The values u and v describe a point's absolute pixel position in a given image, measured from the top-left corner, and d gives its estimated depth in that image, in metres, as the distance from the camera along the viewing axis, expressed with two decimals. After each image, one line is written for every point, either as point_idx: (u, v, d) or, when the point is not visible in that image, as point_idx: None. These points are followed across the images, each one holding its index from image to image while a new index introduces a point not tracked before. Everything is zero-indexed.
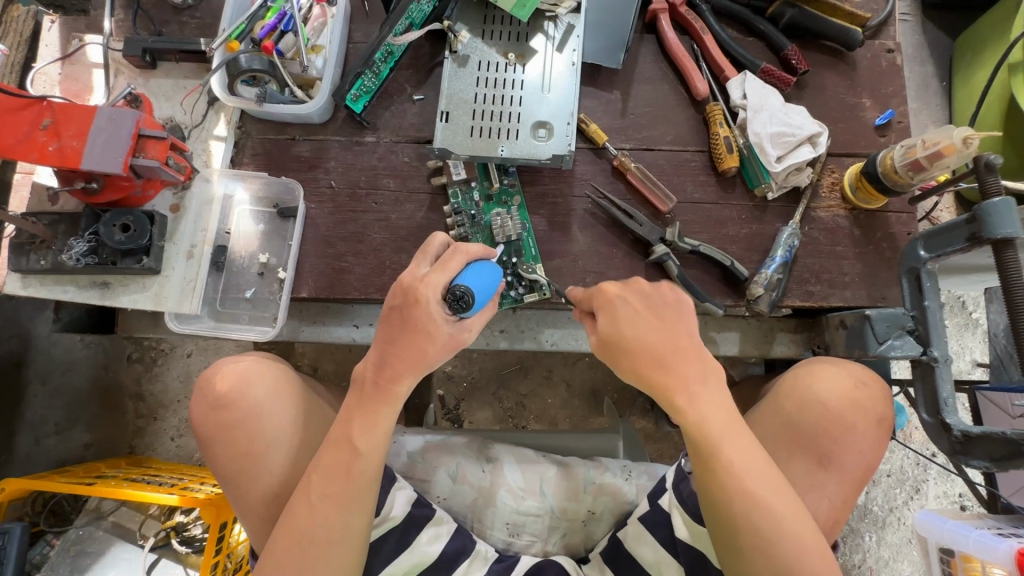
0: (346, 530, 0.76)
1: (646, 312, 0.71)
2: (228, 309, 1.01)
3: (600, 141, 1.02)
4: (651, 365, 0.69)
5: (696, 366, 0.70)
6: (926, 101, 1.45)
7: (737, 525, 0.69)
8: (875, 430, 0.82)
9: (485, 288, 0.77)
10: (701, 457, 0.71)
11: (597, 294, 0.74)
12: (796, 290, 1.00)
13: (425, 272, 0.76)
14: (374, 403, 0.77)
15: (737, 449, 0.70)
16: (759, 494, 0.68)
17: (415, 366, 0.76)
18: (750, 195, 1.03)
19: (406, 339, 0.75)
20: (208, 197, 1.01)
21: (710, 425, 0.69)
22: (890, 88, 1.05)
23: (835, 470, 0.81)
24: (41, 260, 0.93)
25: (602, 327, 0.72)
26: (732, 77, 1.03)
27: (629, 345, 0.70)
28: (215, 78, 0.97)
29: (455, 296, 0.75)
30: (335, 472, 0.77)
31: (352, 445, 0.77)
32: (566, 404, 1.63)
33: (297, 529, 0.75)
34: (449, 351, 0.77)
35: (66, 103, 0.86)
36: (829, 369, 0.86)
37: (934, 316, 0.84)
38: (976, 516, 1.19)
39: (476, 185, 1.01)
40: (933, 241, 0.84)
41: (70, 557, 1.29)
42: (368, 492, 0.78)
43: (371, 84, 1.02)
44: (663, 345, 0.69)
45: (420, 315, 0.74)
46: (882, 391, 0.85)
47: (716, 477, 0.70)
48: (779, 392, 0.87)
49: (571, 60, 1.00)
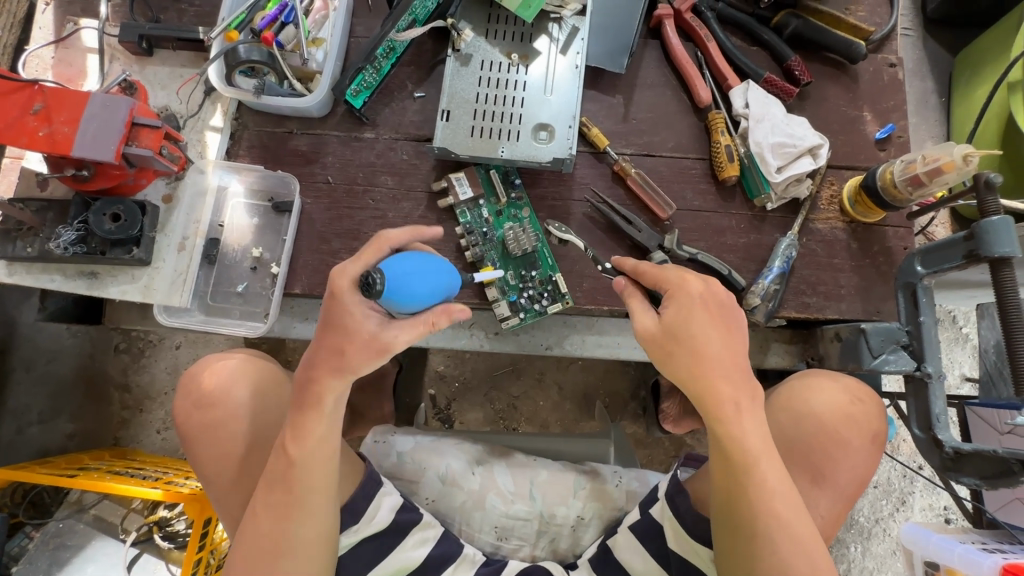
0: (295, 541, 0.74)
1: (713, 320, 0.73)
2: (219, 303, 0.98)
3: (601, 145, 1.01)
4: (705, 375, 0.72)
5: (744, 379, 0.74)
6: (926, 116, 1.46)
7: (755, 534, 0.71)
8: (869, 445, 0.83)
9: (397, 272, 0.72)
10: (733, 461, 0.73)
11: (675, 283, 0.76)
12: (792, 301, 0.99)
13: (348, 263, 0.74)
14: (304, 411, 0.75)
15: (770, 465, 0.72)
16: (780, 510, 0.71)
17: (337, 369, 0.72)
18: (749, 204, 1.02)
19: (327, 339, 0.72)
20: (201, 188, 0.99)
21: (748, 434, 0.72)
22: (890, 102, 1.06)
23: (829, 487, 0.81)
24: (28, 248, 0.91)
25: (668, 319, 0.74)
26: (735, 86, 1.03)
27: (687, 349, 0.73)
28: (214, 69, 0.95)
29: (365, 280, 0.70)
30: (275, 482, 0.75)
31: (286, 455, 0.75)
32: (557, 408, 1.63)
33: (250, 540, 0.75)
34: (375, 355, 0.72)
35: (59, 88, 0.84)
36: (825, 383, 0.85)
37: (929, 332, 0.84)
38: (961, 531, 1.20)
39: (484, 203, 1.00)
40: (930, 257, 0.83)
41: (49, 551, 1.26)
42: (312, 500, 0.75)
43: (371, 80, 1.00)
44: (722, 358, 0.72)
45: (338, 309, 0.71)
46: (877, 407, 0.85)
47: (740, 486, 0.72)
48: (774, 406, 0.86)
49: (575, 63, 1.00)
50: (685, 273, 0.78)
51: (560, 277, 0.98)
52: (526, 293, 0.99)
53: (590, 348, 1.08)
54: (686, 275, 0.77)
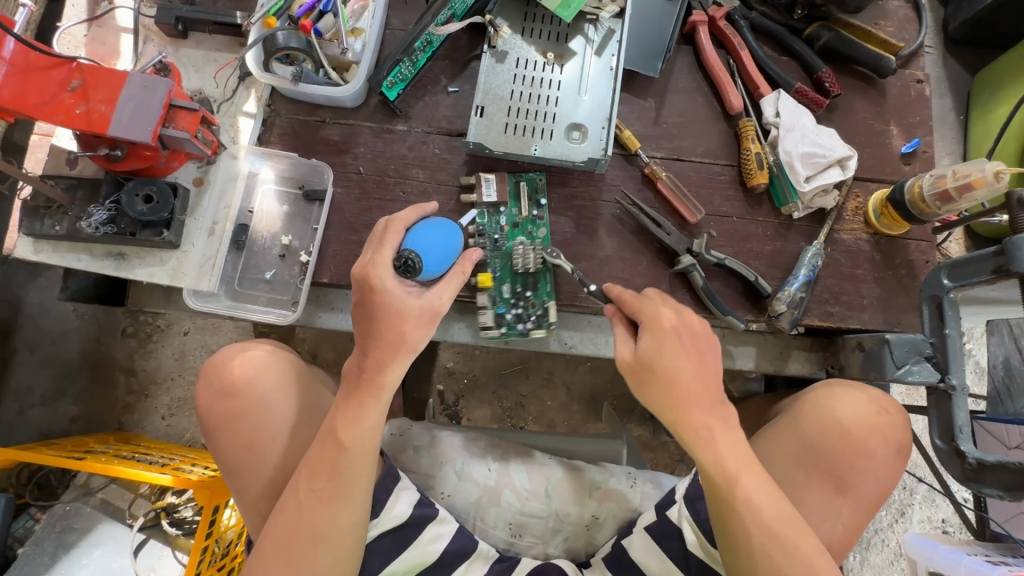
0: (336, 528, 0.74)
1: (685, 351, 0.75)
2: (245, 290, 0.98)
3: (633, 147, 1.02)
4: (679, 404, 0.74)
5: (716, 407, 0.75)
6: (943, 134, 1.48)
7: (753, 552, 0.72)
8: (893, 455, 0.84)
9: (430, 245, 0.82)
10: (716, 487, 0.74)
11: (649, 315, 0.79)
12: (815, 309, 1.01)
13: (371, 257, 0.79)
14: (360, 397, 0.77)
15: (753, 482, 0.73)
16: (775, 526, 0.72)
17: (396, 349, 0.76)
18: (776, 212, 1.03)
19: (378, 327, 0.76)
20: (232, 173, 0.99)
21: (726, 457, 0.73)
22: (917, 118, 1.07)
23: (852, 496, 0.82)
24: (55, 226, 0.90)
25: (642, 349, 0.76)
26: (766, 95, 1.04)
27: (659, 378, 0.75)
28: (251, 54, 0.95)
29: (402, 262, 0.79)
30: (321, 468, 0.75)
31: (337, 438, 0.75)
32: (565, 408, 1.63)
33: (288, 527, 0.74)
34: (427, 324, 0.78)
35: (96, 66, 0.84)
36: (850, 393, 0.87)
37: (954, 344, 0.86)
38: (966, 543, 1.22)
39: (507, 216, 0.99)
40: (957, 271, 0.85)
41: (55, 533, 1.24)
42: (356, 487, 0.75)
43: (407, 72, 1.01)
44: (694, 387, 0.74)
45: (381, 299, 0.76)
46: (901, 419, 0.86)
47: (732, 507, 0.73)
48: (800, 414, 0.87)
49: (609, 65, 1.00)
50: (657, 304, 0.80)
51: (555, 306, 0.99)
52: (513, 310, 0.99)
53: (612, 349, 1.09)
54: (660, 306, 0.79)
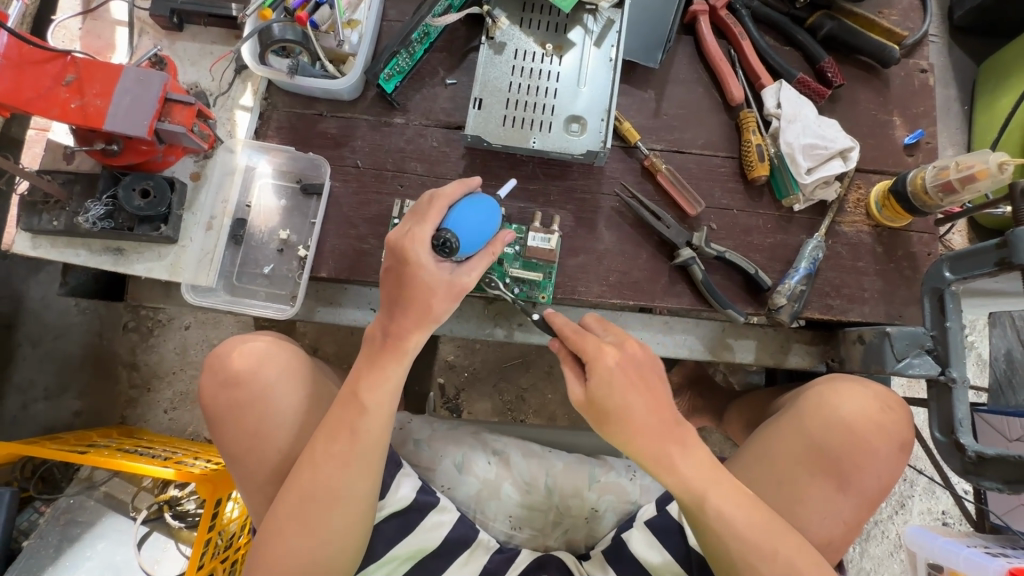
0: (352, 491, 0.75)
1: (631, 381, 0.74)
2: (244, 285, 0.98)
3: (632, 139, 1.01)
4: (638, 435, 0.74)
5: (674, 433, 0.75)
6: (947, 124, 1.46)
7: (736, 564, 0.74)
8: (896, 451, 0.84)
9: (473, 227, 0.76)
10: (687, 508, 0.75)
11: (591, 354, 0.76)
12: (816, 303, 1.00)
13: (409, 226, 0.75)
14: (383, 359, 0.76)
15: (722, 498, 0.74)
16: (751, 537, 0.73)
17: (423, 321, 0.74)
18: (777, 205, 1.03)
19: (406, 296, 0.74)
20: (229, 167, 0.98)
21: (690, 480, 0.74)
22: (920, 108, 1.06)
23: (854, 493, 0.82)
24: (54, 221, 0.90)
25: (592, 385, 0.75)
26: (768, 86, 1.03)
27: (612, 413, 0.74)
28: (246, 47, 0.94)
29: (439, 241, 0.74)
30: (340, 431, 0.75)
31: (358, 401, 0.75)
32: (565, 401, 1.63)
33: (305, 488, 0.74)
34: (455, 300, 0.75)
35: (91, 60, 0.83)
36: (854, 389, 0.87)
37: (955, 337, 0.85)
38: (965, 534, 1.22)
39: (507, 253, 0.97)
40: (959, 263, 0.84)
41: (59, 526, 1.25)
42: (374, 453, 0.76)
43: (405, 65, 1.00)
44: (649, 416, 0.74)
45: (415, 270, 0.73)
46: (906, 416, 0.86)
47: (707, 526, 0.74)
48: (804, 412, 0.86)
49: (608, 56, 0.99)
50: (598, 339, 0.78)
51: None
52: None
53: None
54: (601, 342, 0.77)
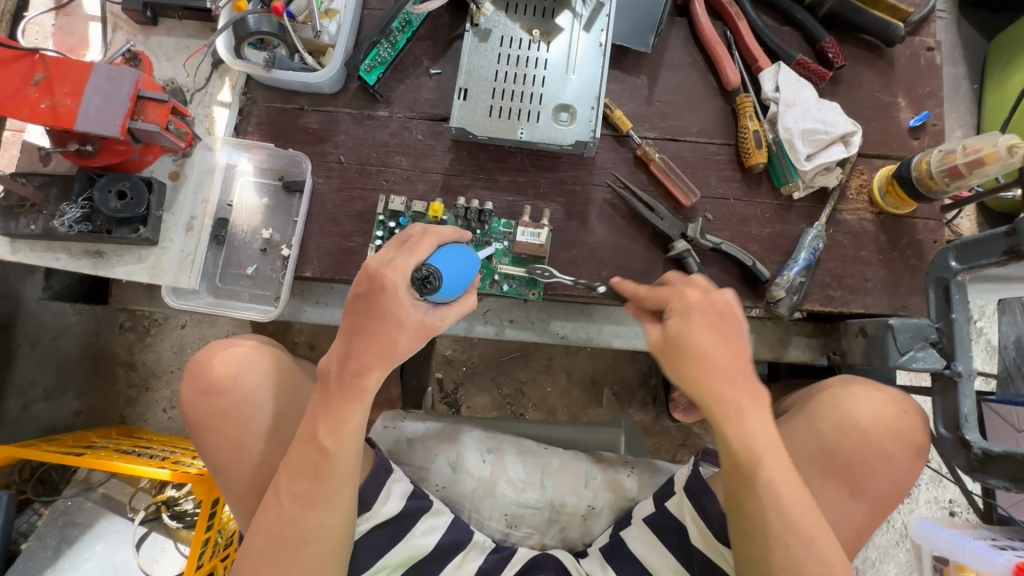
0: (321, 531, 0.73)
1: (717, 330, 0.70)
2: (228, 286, 0.96)
3: (624, 128, 0.97)
4: (709, 382, 0.70)
5: (749, 387, 0.71)
6: (956, 104, 1.41)
7: (768, 540, 0.70)
8: (910, 458, 0.81)
9: (455, 271, 0.73)
10: (740, 467, 0.71)
11: (675, 300, 0.73)
12: (816, 294, 0.97)
13: (391, 255, 0.71)
14: (341, 400, 0.73)
15: (777, 468, 0.71)
16: (793, 514, 0.69)
17: (386, 358, 0.71)
18: (776, 193, 0.99)
19: (373, 329, 0.70)
20: (209, 166, 0.95)
21: (754, 436, 0.70)
22: (926, 89, 1.01)
23: (866, 499, 0.80)
24: (31, 225, 0.88)
25: (670, 329, 0.71)
26: (765, 68, 0.99)
27: (690, 356, 0.70)
28: (222, 40, 0.91)
29: (422, 276, 0.71)
30: (304, 471, 0.73)
31: (319, 444, 0.72)
32: (565, 394, 1.61)
33: (271, 529, 0.73)
34: (421, 340, 0.72)
35: (61, 58, 0.81)
36: (869, 391, 0.84)
37: (960, 329, 0.82)
38: (971, 526, 1.19)
39: (496, 248, 0.94)
40: (966, 253, 0.81)
41: (57, 528, 1.25)
42: (342, 490, 0.74)
43: (386, 55, 0.97)
44: (727, 365, 0.70)
45: (388, 304, 0.69)
46: (920, 420, 0.83)
47: (751, 489, 0.71)
48: (816, 414, 0.84)
49: (598, 40, 0.95)
50: (686, 285, 0.75)
51: None
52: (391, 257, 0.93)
53: (606, 339, 1.05)
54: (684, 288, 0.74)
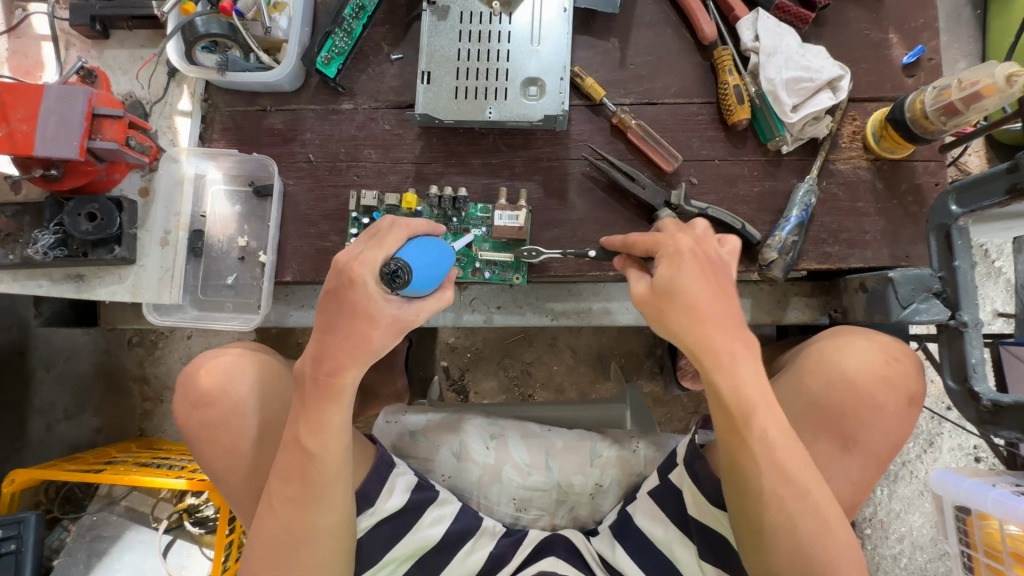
0: (318, 530, 0.73)
1: (705, 272, 0.69)
2: (210, 297, 0.96)
3: (597, 96, 0.93)
4: (695, 329, 0.68)
5: (735, 335, 0.69)
6: (958, 33, 1.32)
7: (761, 495, 0.68)
8: (903, 407, 0.78)
9: (427, 265, 0.70)
10: (732, 420, 0.69)
11: (665, 241, 0.72)
12: (812, 252, 0.93)
13: (360, 249, 0.70)
14: (323, 402, 0.72)
15: (769, 418, 0.68)
16: (790, 467, 0.68)
17: (358, 355, 0.70)
18: (763, 149, 0.94)
19: (345, 326, 0.69)
20: (176, 178, 0.94)
21: (746, 388, 0.68)
22: (919, 21, 0.94)
23: (858, 452, 0.77)
24: (8, 255, 0.87)
25: (658, 276, 0.70)
26: (743, 17, 0.93)
27: (680, 303, 0.69)
28: (172, 46, 0.89)
29: (391, 270, 0.68)
30: (293, 475, 0.73)
31: (302, 447, 0.72)
32: (572, 371, 1.59)
33: (271, 535, 0.73)
34: (396, 335, 0.71)
35: (12, 83, 0.79)
36: (855, 341, 0.81)
37: (965, 277, 0.78)
38: (994, 473, 1.12)
39: (474, 235, 0.92)
40: (966, 195, 0.76)
41: (86, 543, 1.30)
42: (332, 488, 0.74)
43: (343, 45, 0.94)
44: (717, 311, 0.69)
45: (358, 297, 0.68)
46: (916, 368, 0.80)
47: (745, 442, 0.68)
48: (805, 368, 0.81)
49: (562, 6, 0.90)
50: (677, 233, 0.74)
51: None
52: None
53: (597, 317, 1.03)
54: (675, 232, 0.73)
